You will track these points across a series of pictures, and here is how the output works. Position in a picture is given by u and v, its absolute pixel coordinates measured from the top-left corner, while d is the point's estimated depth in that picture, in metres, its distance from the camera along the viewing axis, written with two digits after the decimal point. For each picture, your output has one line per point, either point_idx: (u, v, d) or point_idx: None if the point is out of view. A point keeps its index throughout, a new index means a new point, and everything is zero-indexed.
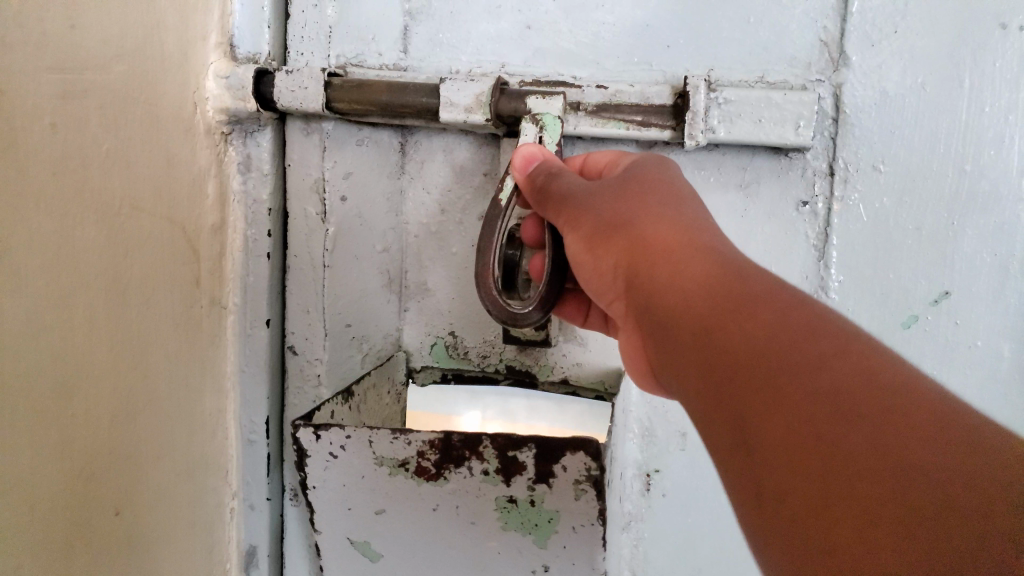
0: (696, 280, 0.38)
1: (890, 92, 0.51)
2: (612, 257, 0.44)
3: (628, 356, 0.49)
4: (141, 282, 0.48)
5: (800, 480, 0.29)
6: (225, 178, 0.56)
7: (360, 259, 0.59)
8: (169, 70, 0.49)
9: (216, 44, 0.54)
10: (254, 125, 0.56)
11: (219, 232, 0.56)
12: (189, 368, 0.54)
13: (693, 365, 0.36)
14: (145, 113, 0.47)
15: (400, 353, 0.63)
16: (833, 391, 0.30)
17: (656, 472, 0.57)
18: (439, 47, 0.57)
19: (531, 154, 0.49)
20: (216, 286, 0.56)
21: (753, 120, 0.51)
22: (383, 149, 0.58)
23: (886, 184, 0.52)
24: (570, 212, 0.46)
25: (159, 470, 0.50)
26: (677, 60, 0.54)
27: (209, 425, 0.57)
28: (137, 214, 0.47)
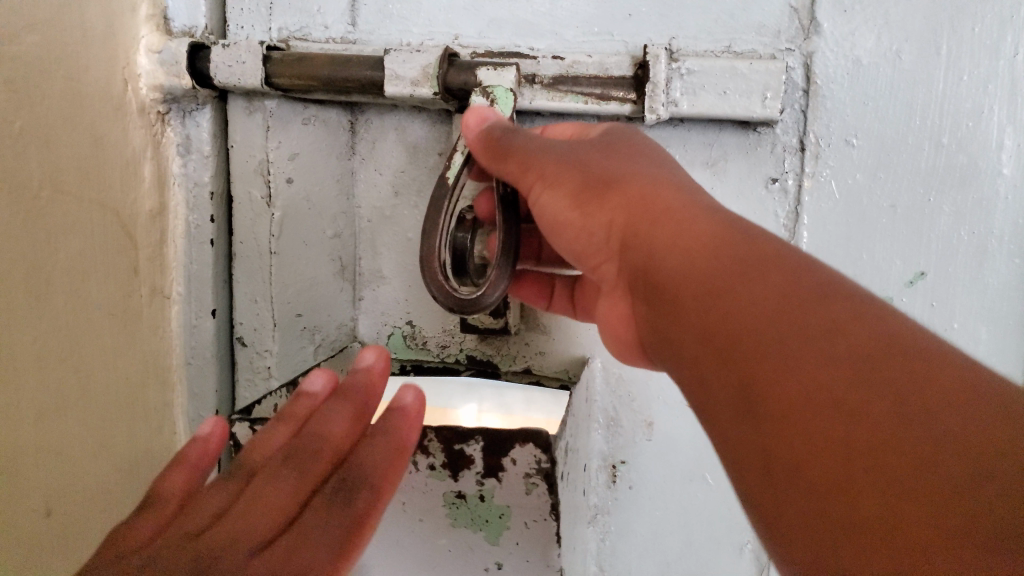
0: (693, 239, 0.35)
1: (863, 61, 0.48)
2: (602, 218, 0.40)
3: (610, 324, 0.45)
4: (68, 270, 0.44)
5: (819, 455, 0.26)
6: (163, 161, 0.53)
7: (310, 245, 0.56)
8: (94, 44, 0.46)
9: (148, 16, 0.51)
10: (192, 104, 0.53)
11: (158, 217, 0.53)
12: (130, 358, 0.50)
13: (691, 333, 0.33)
14: (63, 87, 0.43)
15: (355, 344, 0.59)
16: (849, 359, 0.27)
17: (622, 463, 0.55)
18: (389, 18, 0.54)
19: (485, 115, 0.45)
20: (156, 275, 0.53)
21: (717, 92, 0.48)
22: (331, 128, 0.55)
23: (860, 160, 0.50)
24: (547, 170, 0.41)
25: (99, 469, 0.47)
26: (638, 30, 0.51)
27: (154, 423, 0.53)
28: (61, 199, 0.43)
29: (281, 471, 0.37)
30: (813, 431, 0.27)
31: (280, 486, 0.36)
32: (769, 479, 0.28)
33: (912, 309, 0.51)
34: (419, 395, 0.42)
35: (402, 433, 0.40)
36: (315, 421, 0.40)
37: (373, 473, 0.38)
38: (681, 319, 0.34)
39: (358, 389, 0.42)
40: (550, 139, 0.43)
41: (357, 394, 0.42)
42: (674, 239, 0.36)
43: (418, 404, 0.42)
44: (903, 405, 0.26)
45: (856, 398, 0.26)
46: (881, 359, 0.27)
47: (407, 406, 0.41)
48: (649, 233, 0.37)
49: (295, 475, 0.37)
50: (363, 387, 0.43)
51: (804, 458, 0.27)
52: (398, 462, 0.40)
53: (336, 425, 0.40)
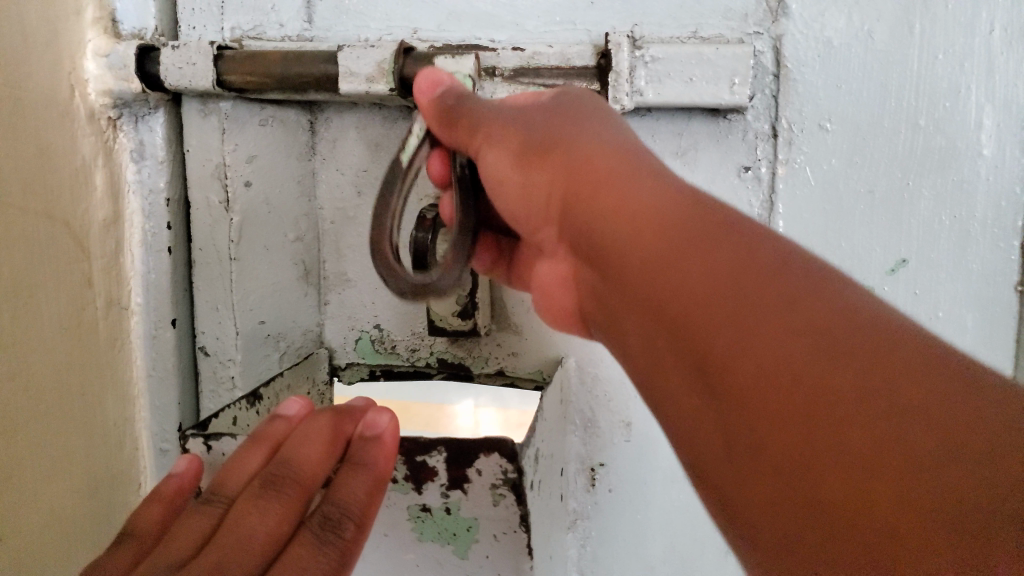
0: (645, 205, 0.33)
1: (834, 43, 0.47)
2: (545, 182, 0.38)
3: (547, 295, 0.45)
4: (14, 284, 0.42)
5: (784, 435, 0.25)
6: (116, 168, 0.51)
7: (270, 250, 0.53)
8: (36, 49, 0.44)
9: (95, 19, 0.49)
10: (144, 108, 0.52)
11: (112, 226, 0.51)
12: (85, 373, 0.49)
13: (646, 308, 0.32)
14: (4, 95, 0.42)
15: (321, 350, 0.57)
16: (809, 332, 0.26)
17: (600, 466, 0.53)
18: (345, 14, 0.52)
19: (437, 78, 0.43)
20: (112, 286, 0.51)
21: (683, 79, 0.47)
22: (290, 128, 0.53)
23: (834, 145, 0.48)
24: (492, 131, 0.40)
25: (54, 487, 0.45)
26: (602, 18, 0.49)
27: (113, 439, 0.51)
28: (5, 211, 0.42)
29: (260, 502, 0.38)
30: (776, 408, 0.25)
31: (258, 516, 0.38)
32: (738, 461, 0.27)
33: (893, 298, 0.49)
34: (393, 419, 0.40)
35: (377, 461, 0.39)
36: (289, 446, 0.40)
37: (352, 505, 0.38)
38: (637, 296, 0.33)
39: (337, 409, 0.42)
40: (500, 102, 0.41)
41: (332, 412, 0.42)
42: (622, 204, 0.34)
43: (394, 428, 0.41)
44: (865, 378, 0.24)
45: (818, 372, 0.25)
46: (842, 331, 0.25)
47: (383, 431, 0.40)
48: (596, 200, 0.35)
49: (274, 505, 0.38)
50: (342, 407, 0.42)
51: (766, 436, 0.26)
52: (377, 489, 0.39)
53: (307, 452, 0.40)
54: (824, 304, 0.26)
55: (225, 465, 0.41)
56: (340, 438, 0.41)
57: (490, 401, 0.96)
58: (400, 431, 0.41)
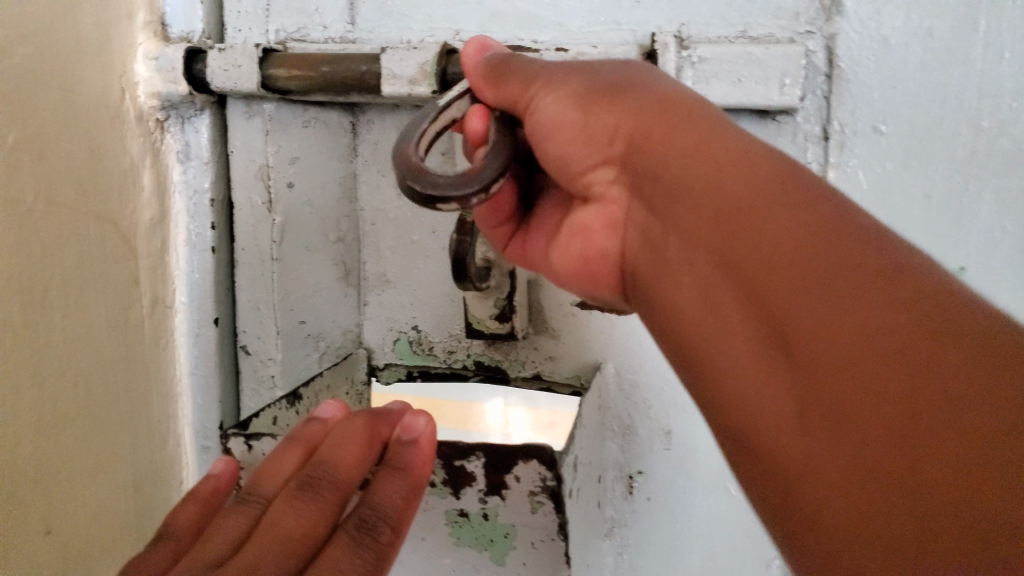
0: (727, 159, 0.30)
1: (890, 41, 0.45)
2: (612, 123, 0.34)
3: (588, 249, 0.39)
4: (63, 283, 0.43)
5: (864, 405, 0.22)
6: (163, 169, 0.52)
7: (312, 250, 0.54)
8: (88, 53, 0.45)
9: (145, 23, 0.50)
10: (191, 110, 0.52)
11: (158, 226, 0.52)
12: (130, 370, 0.49)
13: (712, 269, 0.29)
14: (57, 98, 0.43)
15: (360, 350, 0.58)
16: (901, 306, 0.23)
17: (639, 473, 0.52)
18: (388, 16, 0.52)
19: (486, 44, 0.41)
20: (157, 284, 0.52)
21: (732, 80, 0.45)
22: (332, 129, 0.53)
23: (889, 147, 0.46)
24: (547, 78, 0.36)
25: (99, 481, 0.46)
26: (648, 18, 0.48)
27: (156, 435, 0.52)
28: (55, 211, 0.42)
29: (297, 503, 0.38)
30: (857, 379, 0.23)
31: (294, 518, 0.38)
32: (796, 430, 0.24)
33: None
34: (430, 424, 0.40)
35: (413, 465, 0.39)
36: (326, 447, 0.40)
37: (387, 509, 0.38)
38: (694, 250, 0.30)
39: (373, 412, 0.42)
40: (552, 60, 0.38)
41: (367, 416, 0.42)
42: (692, 168, 0.31)
43: (432, 433, 0.40)
44: (965, 361, 0.22)
45: (927, 350, 0.22)
46: (942, 310, 0.23)
47: (420, 436, 0.40)
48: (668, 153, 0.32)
49: (309, 507, 0.38)
50: (378, 410, 0.42)
51: (837, 405, 0.23)
52: (413, 494, 0.39)
53: (341, 455, 0.40)
54: (930, 289, 0.24)
55: (262, 466, 0.42)
56: (377, 440, 0.41)
57: (528, 402, 0.95)
58: (437, 437, 0.40)
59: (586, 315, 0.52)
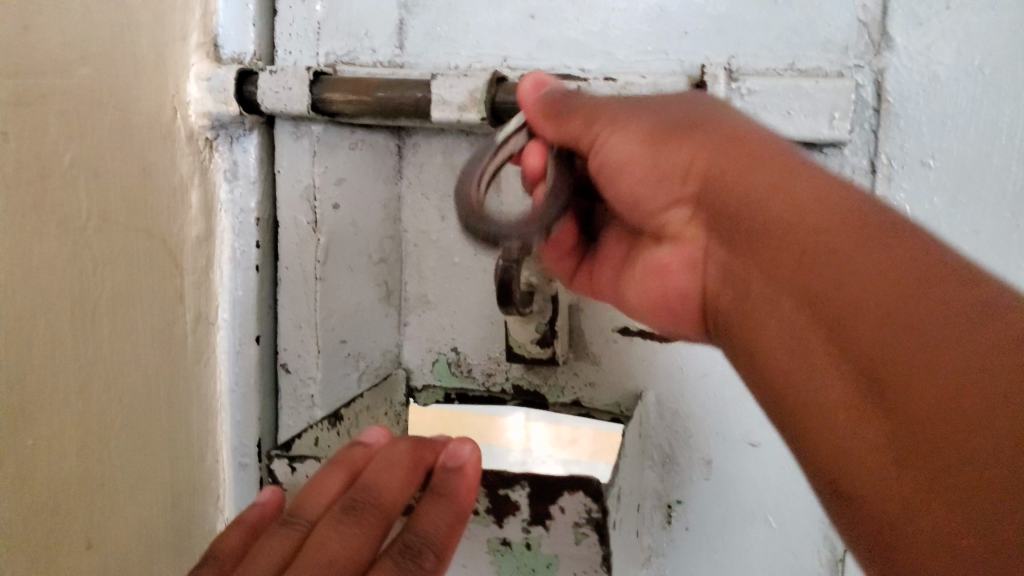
0: (805, 195, 0.32)
1: (940, 77, 0.45)
2: (682, 158, 0.36)
3: (666, 287, 0.42)
4: (112, 299, 0.43)
5: (932, 430, 0.25)
6: (210, 187, 0.52)
7: (354, 270, 0.54)
8: (144, 73, 0.46)
9: (200, 43, 0.51)
10: (239, 130, 0.53)
11: (204, 243, 0.52)
12: (173, 386, 0.50)
13: (790, 292, 0.31)
14: (113, 118, 0.43)
15: (399, 371, 0.59)
16: (960, 343, 0.25)
17: (678, 503, 0.52)
18: (436, 41, 0.53)
19: (542, 80, 0.40)
20: (201, 301, 0.52)
21: (781, 112, 0.45)
22: (378, 152, 0.55)
23: (938, 182, 0.46)
24: (614, 119, 0.37)
25: (139, 496, 0.46)
26: (696, 48, 0.49)
27: (194, 450, 0.52)
28: (108, 227, 0.43)
29: (342, 527, 0.38)
30: (919, 408, 0.25)
31: (337, 542, 0.37)
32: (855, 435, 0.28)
33: None
34: (475, 451, 0.40)
35: (458, 492, 0.39)
36: (370, 472, 0.40)
37: (431, 536, 0.38)
38: (779, 282, 0.32)
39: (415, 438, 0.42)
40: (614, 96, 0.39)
41: (410, 441, 0.42)
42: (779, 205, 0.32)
43: (476, 461, 0.40)
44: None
45: (983, 378, 0.24)
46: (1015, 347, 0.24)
47: (465, 464, 0.40)
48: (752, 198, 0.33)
49: (353, 532, 0.38)
50: (422, 437, 0.43)
51: (909, 433, 0.26)
52: (457, 521, 0.39)
53: (385, 480, 0.40)
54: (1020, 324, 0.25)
55: (306, 487, 0.41)
56: (420, 467, 0.41)
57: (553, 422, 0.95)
58: (481, 464, 0.40)
59: (628, 340, 0.52)
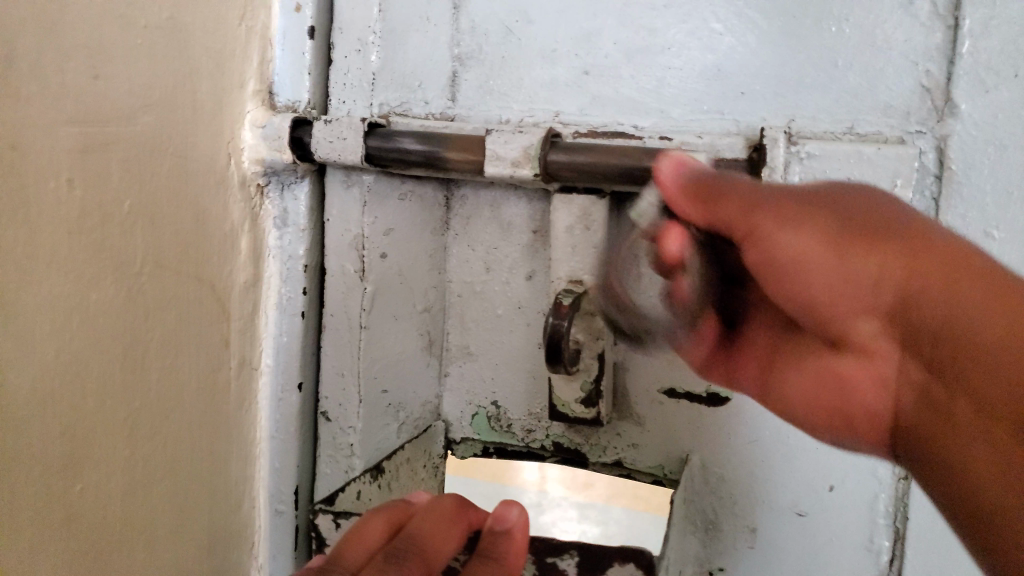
0: (954, 261, 0.35)
1: (1009, 146, 0.44)
2: (869, 268, 0.38)
3: (835, 399, 0.44)
4: (161, 346, 0.41)
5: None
6: (260, 233, 0.51)
7: (399, 319, 0.54)
8: (203, 118, 0.45)
9: (255, 91, 0.51)
10: (292, 177, 0.52)
11: (252, 288, 0.51)
12: (214, 435, 0.48)
13: (965, 401, 0.35)
14: (170, 163, 0.42)
15: (438, 423, 0.59)
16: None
17: (720, 570, 0.52)
18: (490, 94, 0.54)
19: (680, 161, 0.41)
20: (245, 347, 0.51)
21: (841, 178, 0.44)
22: (427, 203, 0.55)
23: (1001, 254, 0.45)
24: (781, 212, 0.39)
25: (180, 548, 0.44)
26: (752, 109, 0.49)
27: (233, 497, 0.50)
28: (160, 273, 0.41)
29: (388, 571, 0.35)
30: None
31: None
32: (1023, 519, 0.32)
33: None
34: (524, 513, 0.39)
35: (507, 555, 0.37)
36: (416, 522, 0.38)
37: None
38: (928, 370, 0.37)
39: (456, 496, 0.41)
40: (765, 182, 0.40)
41: (452, 497, 0.40)
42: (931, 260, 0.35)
43: (525, 525, 0.39)
44: None
45: None
46: None
47: (513, 526, 0.38)
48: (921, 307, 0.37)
49: (395, 574, 0.35)
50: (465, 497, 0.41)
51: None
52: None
53: (428, 530, 0.38)
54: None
55: (342, 537, 0.38)
56: (463, 524, 0.39)
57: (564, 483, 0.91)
58: (529, 528, 0.39)
59: (674, 403, 0.52)
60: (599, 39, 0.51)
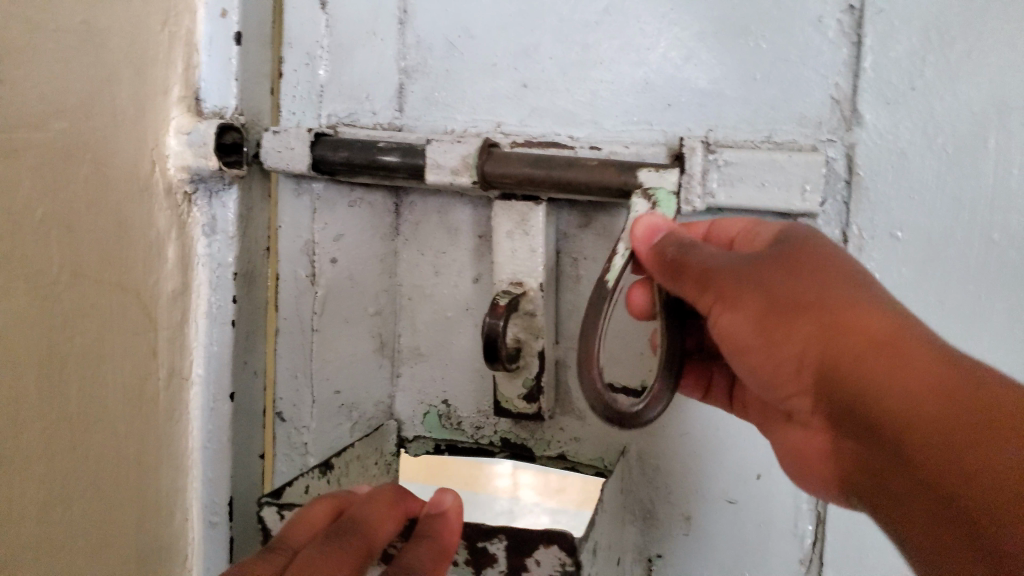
0: (874, 333, 0.36)
1: (908, 153, 0.47)
2: (795, 348, 0.38)
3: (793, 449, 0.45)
4: (83, 357, 0.44)
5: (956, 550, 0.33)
6: (188, 241, 0.53)
7: (351, 322, 0.57)
8: (122, 127, 0.47)
9: (180, 98, 0.52)
10: (219, 184, 0.54)
11: (180, 296, 0.53)
12: (143, 440, 0.50)
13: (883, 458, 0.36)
14: (88, 172, 0.44)
15: (391, 421, 0.61)
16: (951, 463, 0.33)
17: (658, 557, 0.54)
18: (434, 105, 0.57)
19: (655, 225, 0.43)
20: (174, 356, 0.53)
21: (755, 183, 0.48)
22: (377, 210, 0.57)
23: (906, 253, 0.48)
24: (723, 288, 0.39)
25: (105, 548, 0.46)
26: (677, 120, 0.52)
27: (165, 506, 0.53)
28: (79, 283, 0.43)
29: (324, 548, 0.38)
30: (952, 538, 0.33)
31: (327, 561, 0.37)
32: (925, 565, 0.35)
33: None
34: (458, 498, 0.42)
35: (442, 535, 0.40)
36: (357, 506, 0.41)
37: (417, 566, 0.38)
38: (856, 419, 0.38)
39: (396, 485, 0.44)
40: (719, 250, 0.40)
41: (394, 486, 0.43)
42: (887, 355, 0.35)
43: (458, 510, 0.42)
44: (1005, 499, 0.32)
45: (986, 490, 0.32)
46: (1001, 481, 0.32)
47: (448, 509, 0.41)
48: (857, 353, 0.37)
49: (338, 553, 0.37)
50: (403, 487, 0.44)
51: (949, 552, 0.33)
52: (441, 556, 0.39)
53: (371, 511, 0.40)
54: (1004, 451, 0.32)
55: (288, 520, 0.41)
56: (402, 509, 0.42)
57: None
58: (463, 512, 0.42)
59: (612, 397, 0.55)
60: (536, 55, 0.54)
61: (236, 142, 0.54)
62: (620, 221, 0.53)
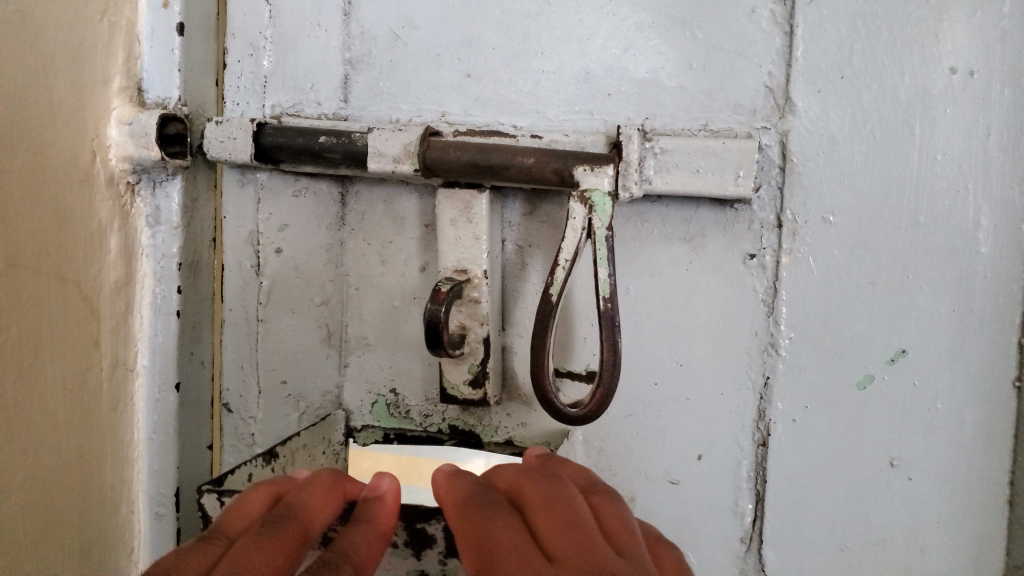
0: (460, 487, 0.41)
1: (837, 139, 0.48)
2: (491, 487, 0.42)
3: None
4: (21, 348, 0.43)
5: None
6: (131, 232, 0.53)
7: (297, 313, 0.58)
8: (62, 116, 0.47)
9: (121, 87, 0.52)
10: (163, 174, 0.54)
11: (123, 287, 0.53)
12: (86, 432, 0.49)
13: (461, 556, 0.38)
14: (26, 161, 0.43)
15: (339, 411, 0.61)
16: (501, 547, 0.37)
17: None
18: (379, 95, 0.57)
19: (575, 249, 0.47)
20: (118, 348, 0.52)
21: (691, 170, 0.49)
22: (322, 199, 0.57)
23: (838, 237, 0.49)
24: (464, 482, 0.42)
25: (44, 543, 0.45)
26: (617, 109, 0.53)
27: (109, 499, 0.52)
28: (18, 272, 0.43)
29: (260, 539, 0.37)
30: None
31: (258, 550, 0.37)
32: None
33: (895, 392, 0.49)
34: (395, 482, 0.42)
35: (378, 517, 0.41)
36: (294, 493, 0.41)
37: (354, 552, 0.38)
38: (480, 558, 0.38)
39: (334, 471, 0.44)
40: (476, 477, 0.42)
41: (331, 472, 0.43)
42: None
43: (395, 493, 0.42)
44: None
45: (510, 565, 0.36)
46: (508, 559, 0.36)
47: (385, 492, 0.42)
48: (566, 539, 0.37)
49: (271, 540, 0.38)
50: (342, 471, 0.44)
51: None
52: (378, 538, 0.40)
53: (307, 495, 0.40)
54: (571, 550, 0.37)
55: (226, 508, 0.41)
56: (340, 493, 0.42)
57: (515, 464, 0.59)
58: (400, 495, 0.42)
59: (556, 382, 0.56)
60: (479, 45, 0.55)
61: (180, 133, 0.53)
62: (564, 210, 0.53)
